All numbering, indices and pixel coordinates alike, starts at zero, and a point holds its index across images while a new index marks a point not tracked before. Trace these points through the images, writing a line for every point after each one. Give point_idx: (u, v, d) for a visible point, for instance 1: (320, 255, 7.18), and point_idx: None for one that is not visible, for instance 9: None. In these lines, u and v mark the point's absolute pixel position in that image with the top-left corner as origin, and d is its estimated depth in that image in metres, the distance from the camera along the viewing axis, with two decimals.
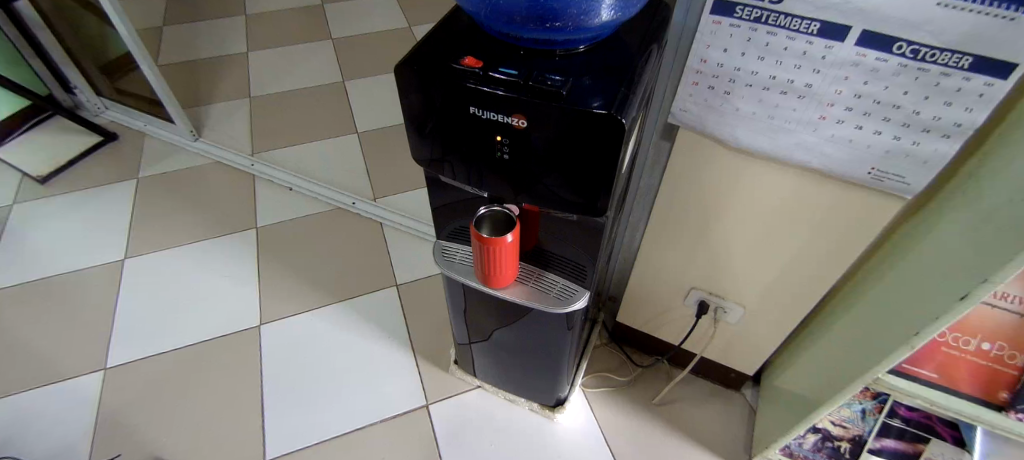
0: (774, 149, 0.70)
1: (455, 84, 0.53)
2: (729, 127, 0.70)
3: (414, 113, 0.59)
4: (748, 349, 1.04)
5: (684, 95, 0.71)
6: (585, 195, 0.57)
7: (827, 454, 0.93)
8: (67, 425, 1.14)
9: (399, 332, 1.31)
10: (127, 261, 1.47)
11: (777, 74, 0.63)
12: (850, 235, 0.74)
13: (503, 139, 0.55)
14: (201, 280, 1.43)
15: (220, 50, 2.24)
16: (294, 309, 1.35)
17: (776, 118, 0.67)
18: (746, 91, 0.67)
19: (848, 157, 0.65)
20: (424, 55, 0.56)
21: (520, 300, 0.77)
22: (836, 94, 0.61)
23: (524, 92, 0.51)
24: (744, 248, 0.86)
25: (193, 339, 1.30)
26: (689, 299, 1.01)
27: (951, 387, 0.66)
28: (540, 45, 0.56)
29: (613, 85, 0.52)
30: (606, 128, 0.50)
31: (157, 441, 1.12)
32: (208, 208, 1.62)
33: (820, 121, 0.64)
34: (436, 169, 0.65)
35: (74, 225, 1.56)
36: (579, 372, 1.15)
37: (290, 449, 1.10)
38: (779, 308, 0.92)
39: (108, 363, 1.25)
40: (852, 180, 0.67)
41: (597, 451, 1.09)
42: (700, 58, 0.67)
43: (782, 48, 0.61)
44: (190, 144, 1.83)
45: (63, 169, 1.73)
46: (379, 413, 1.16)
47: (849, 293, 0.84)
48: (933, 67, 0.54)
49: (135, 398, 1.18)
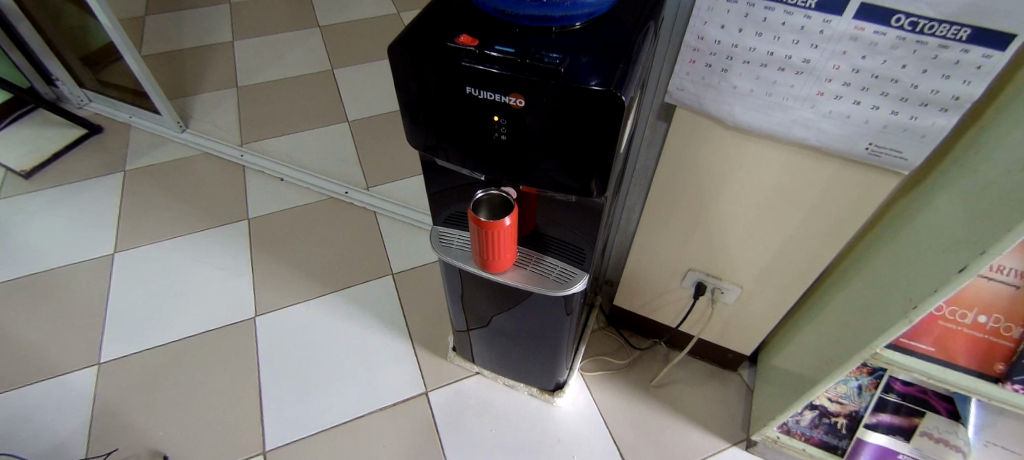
0: (771, 127, 0.69)
1: (452, 63, 0.51)
2: (726, 105, 0.70)
3: (407, 91, 0.57)
4: (745, 329, 1.05)
5: (681, 74, 0.70)
6: (582, 178, 0.57)
7: (824, 430, 0.94)
8: (61, 421, 1.12)
9: (396, 321, 1.30)
10: (117, 254, 1.45)
11: (774, 50, 0.62)
12: (848, 212, 0.74)
13: (501, 119, 0.54)
14: (193, 272, 1.41)
15: (204, 40, 2.20)
16: (289, 300, 1.34)
17: (773, 95, 0.66)
18: (744, 68, 0.66)
19: (847, 134, 0.65)
20: (418, 33, 0.54)
21: (519, 285, 0.76)
22: (834, 69, 0.60)
23: (523, 71, 0.50)
24: (743, 228, 0.86)
25: (188, 332, 1.29)
26: (687, 281, 1.01)
27: (948, 360, 0.67)
28: (536, 22, 0.55)
29: (613, 61, 0.52)
30: (606, 107, 0.49)
31: (154, 435, 1.11)
32: (198, 200, 1.60)
33: (818, 97, 0.64)
34: (432, 153, 0.63)
35: (61, 219, 1.53)
36: (577, 356, 1.15)
37: (290, 440, 1.10)
38: (775, 287, 0.93)
39: (102, 358, 1.23)
40: (850, 156, 0.67)
41: (597, 433, 1.10)
42: (697, 35, 0.66)
43: (779, 23, 0.60)
44: (178, 136, 1.79)
45: (48, 163, 1.69)
46: (379, 402, 1.15)
47: (847, 269, 0.84)
48: (931, 39, 0.53)
49: (130, 392, 1.17)
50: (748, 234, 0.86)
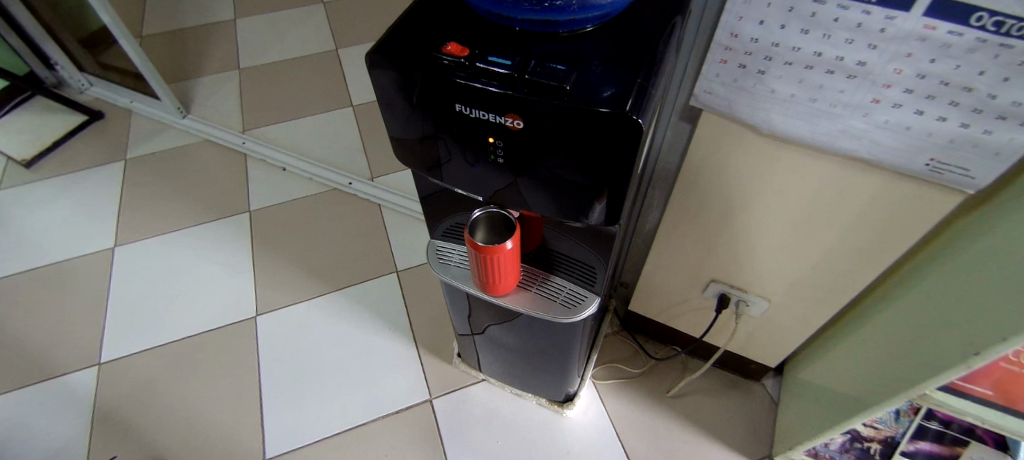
0: (813, 137, 0.60)
1: (439, 77, 0.43)
2: (761, 111, 0.61)
3: (390, 104, 0.50)
4: (770, 342, 0.98)
5: (709, 75, 0.61)
6: (596, 183, 0.47)
7: (855, 454, 0.88)
8: (62, 423, 1.12)
9: (401, 322, 1.26)
10: (118, 248, 1.42)
11: (823, 51, 0.53)
12: (897, 231, 0.66)
13: (497, 140, 0.47)
14: (195, 268, 1.38)
15: (205, 19, 2.11)
16: (291, 298, 1.30)
17: (818, 101, 0.57)
18: (784, 70, 0.56)
19: (904, 147, 0.55)
20: (401, 40, 0.46)
21: (523, 309, 0.70)
22: (894, 74, 0.50)
23: (521, 88, 0.42)
24: (773, 240, 0.78)
25: (189, 331, 1.26)
26: (708, 292, 0.94)
27: (1009, 407, 0.59)
28: (538, 27, 0.46)
29: (629, 75, 0.43)
30: (621, 133, 0.41)
31: (156, 440, 1.10)
32: (199, 191, 1.55)
33: (872, 105, 0.54)
34: (423, 171, 0.56)
35: (62, 212, 1.50)
36: (589, 364, 1.10)
37: (291, 447, 1.07)
38: (806, 303, 0.85)
39: (103, 357, 1.21)
40: (906, 172, 0.57)
41: (609, 446, 1.05)
42: (731, 32, 0.56)
43: (830, 19, 0.50)
44: (179, 122, 1.74)
45: (49, 151, 1.65)
46: (382, 409, 1.12)
47: (891, 289, 0.76)
48: (1020, 43, 0.43)
49: (131, 393, 1.16)
50: (779, 247, 0.78)
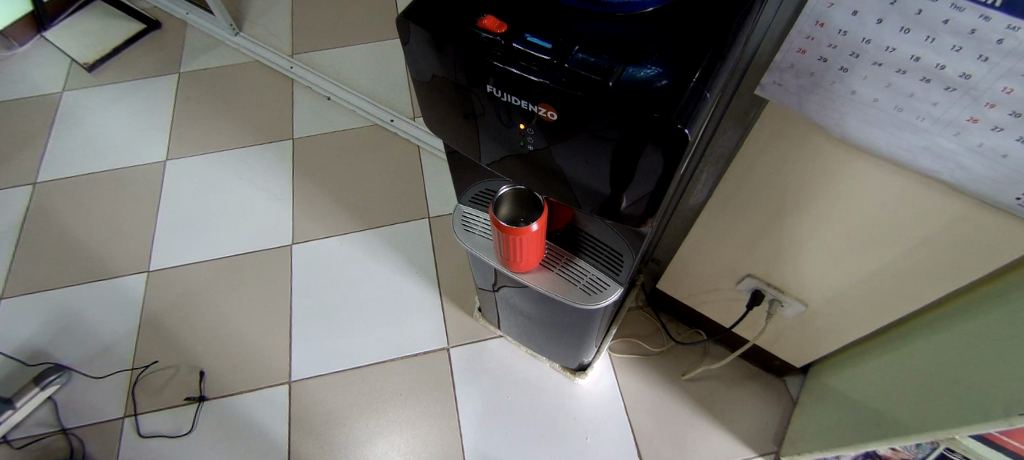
0: (890, 149, 0.53)
1: (472, 54, 0.39)
2: (835, 112, 0.54)
3: (420, 73, 0.46)
4: (800, 344, 0.94)
5: (784, 65, 0.54)
6: (631, 182, 0.43)
7: None
8: (115, 322, 1.23)
9: (428, 268, 1.28)
10: (169, 162, 1.48)
11: (922, 55, 0.45)
12: (963, 263, 0.59)
13: (528, 127, 0.43)
14: (238, 191, 1.42)
15: None
16: (326, 231, 1.34)
17: (904, 111, 0.49)
18: (871, 70, 0.49)
19: (994, 176, 0.47)
20: (436, 8, 0.42)
21: (544, 289, 0.68)
22: (1002, 93, 0.42)
23: (559, 78, 0.38)
24: (822, 248, 0.72)
25: (230, 250, 1.32)
26: (742, 285, 0.90)
27: None
28: (586, 4, 0.42)
29: (684, 72, 0.38)
30: (661, 139, 0.37)
31: (193, 349, 1.19)
32: (246, 113, 1.57)
33: (966, 124, 0.46)
34: (452, 143, 0.53)
35: (118, 120, 1.56)
36: (607, 338, 1.09)
37: (315, 373, 1.15)
38: (844, 315, 0.80)
39: (152, 266, 1.31)
40: (991, 202, 0.50)
41: (615, 419, 1.07)
42: (815, 20, 0.49)
43: (939, 20, 0.41)
44: (230, 39, 1.72)
45: (108, 57, 1.69)
46: (401, 350, 1.17)
47: (943, 318, 0.69)
48: None
49: (174, 304, 1.25)
50: (828, 256, 0.73)
